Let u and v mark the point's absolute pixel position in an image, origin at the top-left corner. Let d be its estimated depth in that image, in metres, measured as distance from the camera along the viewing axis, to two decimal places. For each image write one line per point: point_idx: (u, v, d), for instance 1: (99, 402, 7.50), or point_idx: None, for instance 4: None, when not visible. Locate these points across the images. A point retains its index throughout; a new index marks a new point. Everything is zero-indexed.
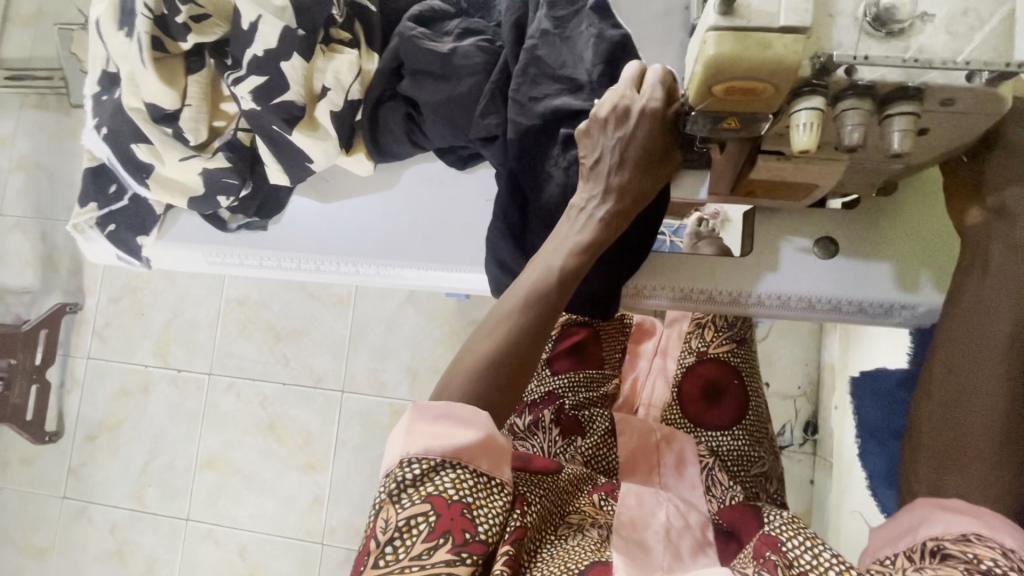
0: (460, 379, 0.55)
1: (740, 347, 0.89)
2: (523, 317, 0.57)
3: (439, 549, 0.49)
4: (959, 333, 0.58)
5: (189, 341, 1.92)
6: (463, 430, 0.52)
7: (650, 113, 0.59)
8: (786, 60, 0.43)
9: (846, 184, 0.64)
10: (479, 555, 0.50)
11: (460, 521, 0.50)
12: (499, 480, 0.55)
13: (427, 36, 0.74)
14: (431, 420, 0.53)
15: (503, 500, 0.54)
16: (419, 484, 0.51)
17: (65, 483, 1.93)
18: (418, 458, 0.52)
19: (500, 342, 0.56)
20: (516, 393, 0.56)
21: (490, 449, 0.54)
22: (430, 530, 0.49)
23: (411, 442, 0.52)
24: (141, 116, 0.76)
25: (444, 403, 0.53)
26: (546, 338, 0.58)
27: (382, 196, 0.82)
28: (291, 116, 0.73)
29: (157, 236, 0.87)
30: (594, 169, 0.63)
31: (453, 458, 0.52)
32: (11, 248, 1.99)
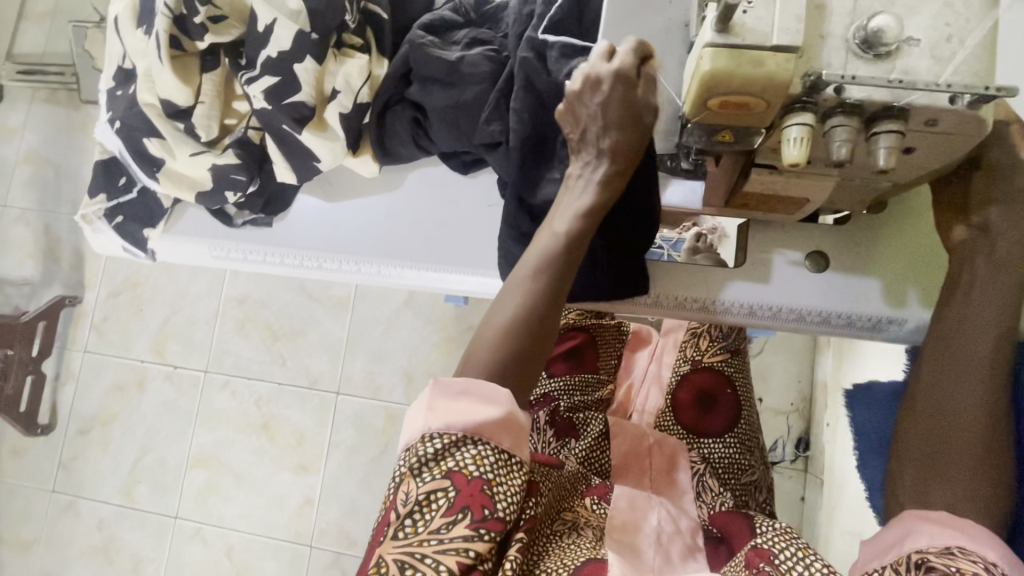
0: (490, 343, 0.57)
1: (734, 358, 0.91)
2: (538, 280, 0.59)
3: (458, 523, 0.52)
4: (945, 345, 0.59)
5: (187, 338, 1.92)
6: (486, 407, 0.54)
7: (622, 74, 0.58)
8: (778, 77, 0.45)
9: (837, 201, 0.67)
10: (497, 529, 0.53)
11: (479, 497, 0.53)
12: (518, 458, 0.56)
13: (436, 45, 0.77)
14: (453, 396, 0.55)
15: (522, 477, 0.56)
16: (440, 460, 0.53)
17: (55, 477, 1.93)
18: (440, 433, 0.54)
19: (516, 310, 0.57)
20: (534, 363, 0.57)
21: (512, 424, 0.55)
22: (450, 506, 0.52)
23: (434, 418, 0.54)
24: (154, 111, 0.78)
25: (465, 380, 0.55)
26: (560, 305, 0.60)
27: (386, 197, 0.84)
28: (300, 116, 0.74)
29: (164, 229, 0.89)
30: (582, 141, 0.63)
31: (475, 434, 0.54)
32: (14, 239, 2.01)
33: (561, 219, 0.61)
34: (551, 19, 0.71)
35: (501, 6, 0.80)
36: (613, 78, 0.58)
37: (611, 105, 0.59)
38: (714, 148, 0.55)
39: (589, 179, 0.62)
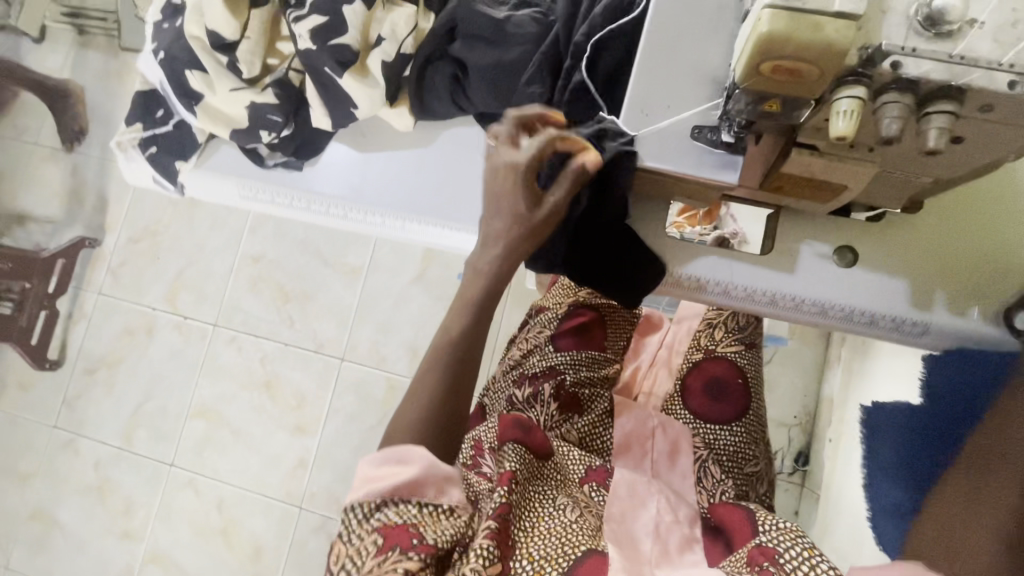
0: (410, 410, 0.60)
1: (748, 350, 0.90)
2: (446, 341, 0.64)
3: (388, 559, 0.53)
4: (1008, 427, 0.60)
5: (199, 291, 1.94)
6: (402, 467, 0.56)
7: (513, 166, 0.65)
8: (836, 45, 0.44)
9: (872, 196, 0.66)
10: (428, 557, 0.54)
11: (406, 534, 0.55)
12: (445, 505, 0.59)
13: (484, 3, 0.77)
14: (373, 464, 0.57)
15: (453, 521, 0.59)
16: (364, 521, 0.56)
17: (57, 413, 1.96)
18: (361, 501, 0.57)
19: (424, 383, 0.62)
20: (455, 403, 0.62)
21: (433, 478, 0.57)
22: (377, 548, 0.54)
23: (356, 487, 0.57)
24: (199, 45, 0.79)
25: (385, 449, 0.58)
26: (478, 342, 0.65)
27: (417, 152, 0.84)
28: (343, 60, 0.75)
29: (195, 163, 0.89)
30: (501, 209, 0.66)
31: (391, 495, 0.56)
32: (42, 177, 2.05)
33: (471, 290, 0.67)
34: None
35: None
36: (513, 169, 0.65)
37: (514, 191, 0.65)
38: (757, 119, 0.55)
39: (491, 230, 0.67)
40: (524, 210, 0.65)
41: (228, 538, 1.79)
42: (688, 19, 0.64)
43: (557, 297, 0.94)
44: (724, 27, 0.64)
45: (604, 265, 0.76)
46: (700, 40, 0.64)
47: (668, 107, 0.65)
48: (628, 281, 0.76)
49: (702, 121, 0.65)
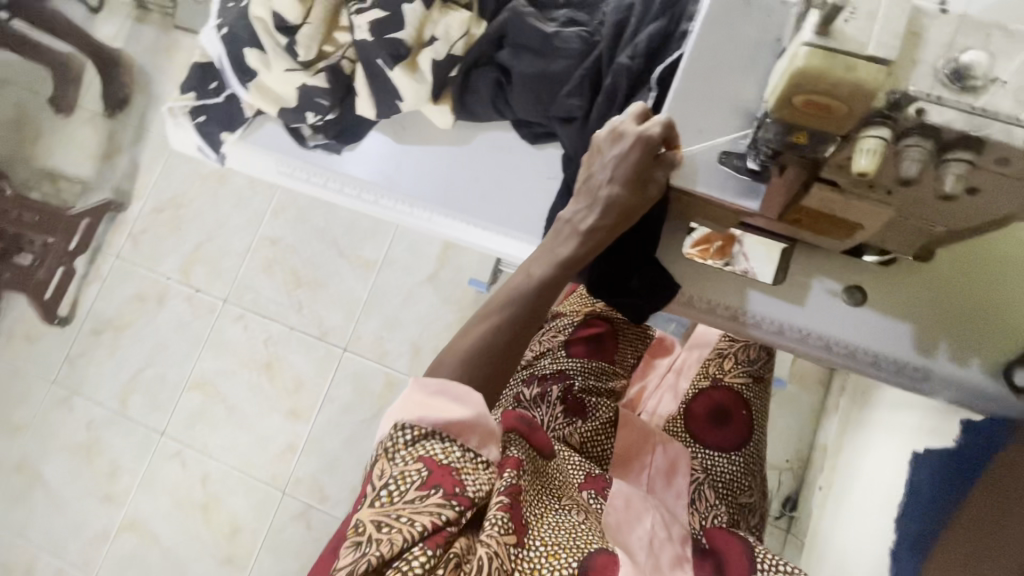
0: (456, 361, 0.64)
1: (756, 384, 0.92)
2: (501, 313, 0.67)
3: (429, 497, 0.55)
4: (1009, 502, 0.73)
5: (214, 266, 1.97)
6: (457, 405, 0.59)
7: (642, 138, 0.66)
8: (864, 85, 0.47)
9: (887, 240, 0.68)
10: (464, 506, 0.56)
11: (449, 478, 0.57)
12: (484, 457, 0.61)
13: (535, 16, 0.81)
14: (429, 392, 0.60)
15: (488, 475, 0.60)
16: (410, 446, 0.58)
17: (58, 369, 1.98)
18: (412, 424, 0.59)
19: (474, 342, 0.65)
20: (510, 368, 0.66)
21: (480, 428, 0.60)
22: (420, 482, 0.56)
23: (407, 410, 0.59)
24: (262, 26, 0.83)
25: (441, 380, 0.61)
26: (539, 316, 0.69)
27: (452, 150, 0.88)
28: (396, 54, 0.79)
29: (240, 136, 0.94)
30: (592, 181, 0.70)
31: (441, 430, 0.59)
32: (80, 139, 2.12)
33: (540, 266, 0.69)
34: (650, 30, 0.75)
35: None
36: (636, 140, 0.66)
37: (628, 159, 0.66)
38: (784, 150, 0.58)
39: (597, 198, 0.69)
40: (635, 183, 0.67)
41: (207, 515, 1.79)
42: (728, 52, 0.68)
43: (573, 306, 0.96)
44: (760, 66, 0.67)
45: (630, 277, 0.78)
46: (737, 73, 0.67)
47: (700, 131, 0.68)
48: (652, 289, 0.77)
49: (730, 148, 0.67)
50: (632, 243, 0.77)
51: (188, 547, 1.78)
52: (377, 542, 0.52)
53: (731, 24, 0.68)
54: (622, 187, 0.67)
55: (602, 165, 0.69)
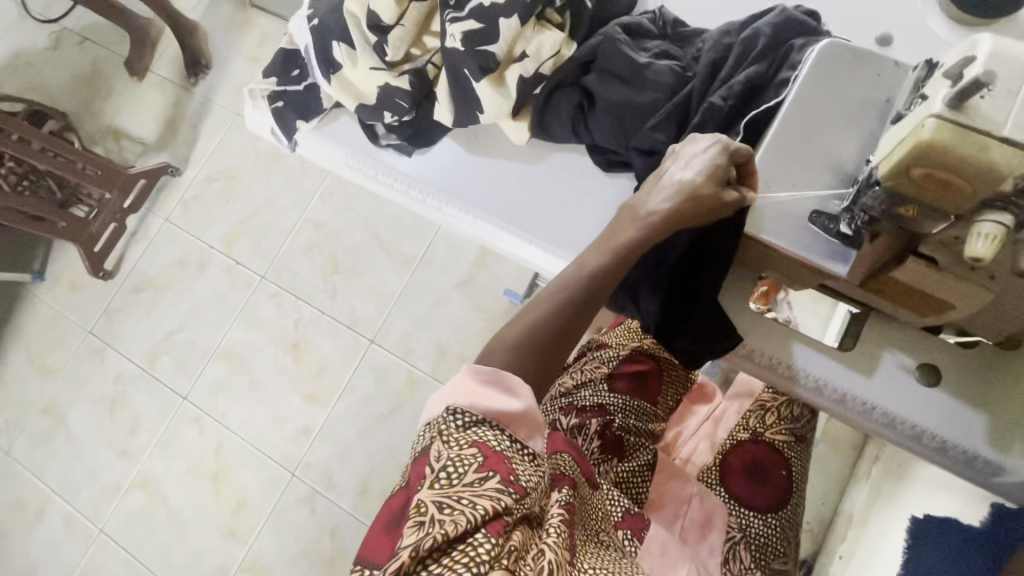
0: (506, 350, 0.60)
1: (797, 444, 0.86)
2: (561, 298, 0.62)
3: (488, 480, 0.52)
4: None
5: (258, 241, 2.00)
6: (507, 397, 0.57)
7: (724, 146, 0.63)
8: (998, 166, 0.45)
9: (977, 323, 0.64)
10: (520, 494, 0.53)
11: (503, 465, 0.54)
12: (530, 450, 0.58)
13: (627, 44, 0.79)
14: (481, 381, 0.57)
15: (535, 468, 0.57)
16: (462, 432, 0.55)
17: (95, 320, 2.03)
18: (463, 410, 0.56)
19: (526, 330, 0.61)
20: (559, 359, 0.62)
21: (529, 422, 0.58)
22: (478, 465, 0.53)
23: (459, 396, 0.57)
24: (354, 21, 0.84)
25: (493, 369, 0.58)
26: (598, 301, 0.64)
27: (524, 166, 0.87)
28: (485, 66, 0.79)
29: (315, 126, 0.94)
30: (665, 179, 0.65)
31: (492, 419, 0.56)
32: (146, 101, 2.18)
33: (591, 258, 0.65)
34: (749, 72, 0.72)
35: (698, 33, 0.81)
36: (717, 146, 0.63)
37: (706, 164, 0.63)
38: (884, 217, 0.55)
39: (671, 183, 0.64)
40: (716, 183, 0.63)
41: (216, 484, 1.81)
42: (830, 107, 0.65)
43: (619, 338, 0.93)
44: (864, 126, 0.64)
45: (691, 315, 0.75)
46: (837, 129, 0.65)
47: (791, 182, 0.65)
48: (714, 330, 0.73)
49: (820, 207, 0.64)
50: (701, 278, 0.73)
51: (194, 513, 1.80)
52: (441, 523, 0.49)
53: (836, 78, 0.66)
54: (701, 179, 0.63)
55: (682, 159, 0.65)
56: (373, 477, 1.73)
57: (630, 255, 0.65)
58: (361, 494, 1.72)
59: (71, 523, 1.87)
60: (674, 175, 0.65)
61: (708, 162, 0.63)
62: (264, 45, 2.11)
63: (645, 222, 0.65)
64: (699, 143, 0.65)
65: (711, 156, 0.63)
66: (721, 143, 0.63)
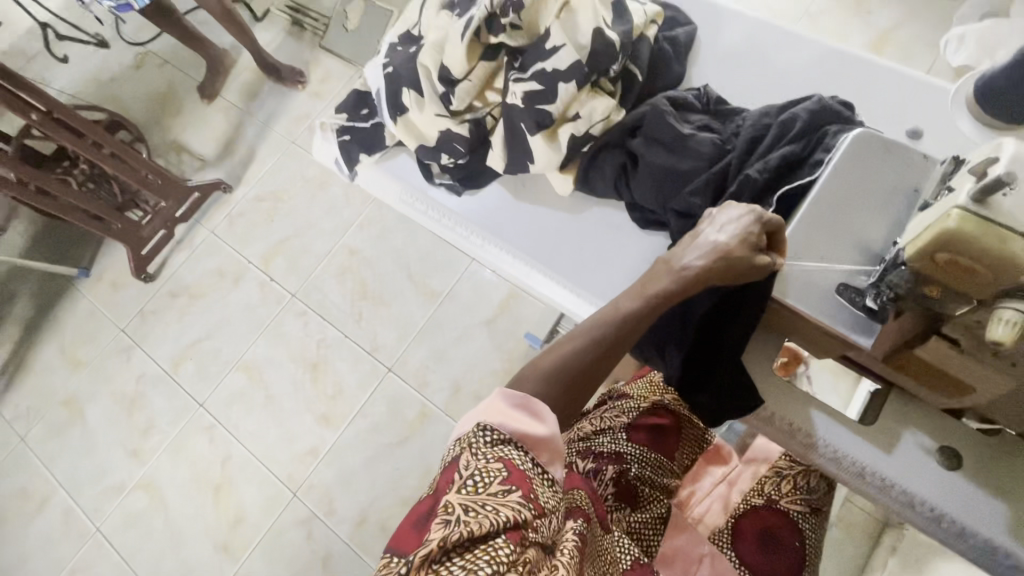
0: (538, 378, 0.62)
1: (812, 516, 0.85)
2: (592, 337, 0.65)
3: (511, 493, 0.54)
4: None
5: (294, 261, 2.09)
6: (536, 422, 0.59)
7: (756, 214, 0.68)
8: (1018, 259, 0.48)
9: (997, 411, 0.66)
10: (538, 513, 0.55)
11: (525, 482, 0.56)
12: (550, 476, 0.59)
13: (673, 116, 0.86)
14: (511, 404, 0.59)
15: (553, 494, 0.58)
16: (490, 447, 0.56)
17: (129, 320, 2.12)
18: (492, 428, 0.58)
19: (557, 361, 0.63)
20: (583, 397, 0.65)
21: (552, 448, 0.59)
22: (502, 479, 0.55)
23: (489, 414, 0.59)
24: (425, 72, 0.93)
25: (524, 395, 0.60)
26: (627, 343, 0.66)
27: (565, 216, 0.93)
28: (541, 122, 0.86)
29: (375, 160, 1.03)
30: (701, 239, 0.70)
31: (518, 439, 0.57)
32: (211, 121, 2.34)
33: (628, 302, 0.68)
34: (785, 151, 0.77)
35: (738, 111, 0.88)
36: (751, 214, 0.68)
37: (741, 228, 0.67)
38: (910, 296, 0.59)
39: (705, 244, 0.69)
40: (748, 246, 0.66)
41: (217, 496, 1.82)
42: (861, 190, 0.70)
43: (640, 391, 0.95)
44: (892, 211, 0.68)
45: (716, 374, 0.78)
46: (867, 210, 0.69)
47: (820, 255, 0.68)
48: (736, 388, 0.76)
49: (847, 280, 0.67)
50: (726, 337, 0.76)
51: (191, 523, 1.80)
52: (466, 522, 0.51)
53: (868, 165, 0.71)
54: (734, 242, 0.67)
55: (717, 223, 0.70)
56: (373, 508, 1.72)
57: (660, 305, 0.68)
58: (359, 524, 1.71)
59: (69, 517, 1.88)
60: (709, 236, 0.69)
61: (741, 228, 0.67)
62: (327, 83, 2.28)
63: (680, 274, 0.68)
64: (734, 210, 0.69)
65: (745, 222, 0.68)
66: (754, 212, 0.68)
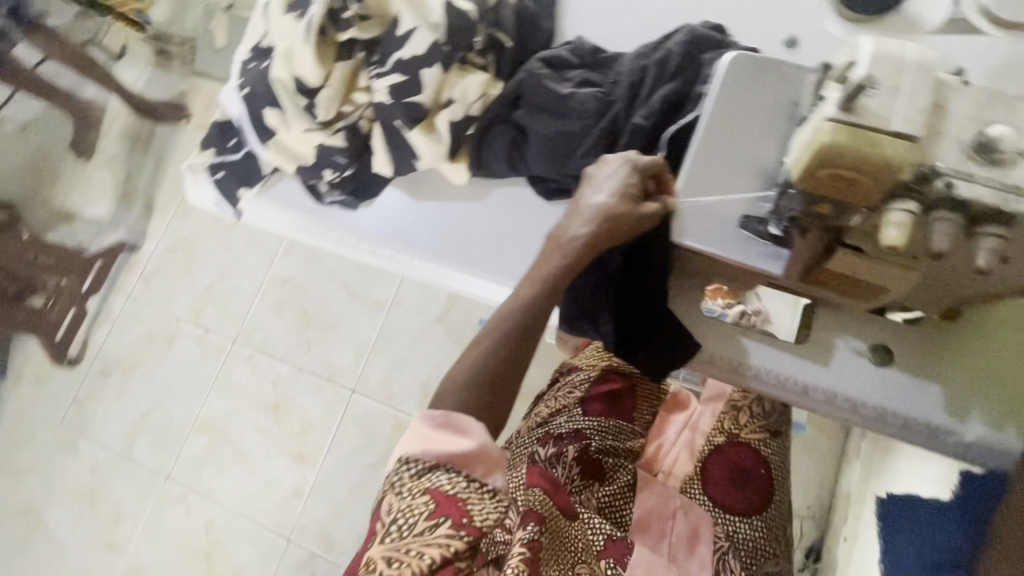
0: (457, 391, 0.60)
1: (773, 439, 0.87)
2: (501, 333, 0.62)
3: (438, 527, 0.53)
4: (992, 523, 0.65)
5: (225, 306, 1.97)
6: (460, 438, 0.56)
7: (632, 164, 0.66)
8: (892, 160, 0.47)
9: (914, 301, 0.67)
10: (475, 537, 0.53)
11: (456, 508, 0.54)
12: (490, 487, 0.56)
13: (550, 78, 0.82)
14: (432, 427, 0.57)
15: (496, 506, 0.55)
16: (416, 480, 0.55)
17: (66, 411, 1.96)
18: (416, 458, 0.56)
19: (472, 368, 0.61)
20: (507, 396, 0.61)
21: (484, 459, 0.56)
22: (428, 513, 0.53)
23: (410, 444, 0.57)
24: (281, 87, 0.85)
25: (444, 412, 0.57)
26: (540, 327, 0.64)
27: (468, 206, 0.88)
28: (414, 117, 0.81)
29: (257, 192, 0.94)
30: (586, 202, 0.66)
31: (445, 462, 0.55)
32: (97, 181, 2.13)
33: (528, 287, 0.64)
34: (666, 91, 0.75)
35: (616, 57, 0.84)
36: (627, 164, 0.66)
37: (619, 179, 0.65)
38: (806, 217, 0.58)
39: (590, 209, 0.65)
40: (630, 201, 0.64)
41: (210, 564, 1.74)
42: (746, 115, 0.68)
43: (589, 360, 0.94)
44: (779, 129, 0.67)
45: (648, 331, 0.76)
46: (755, 134, 0.67)
47: (716, 191, 0.67)
48: (669, 339, 0.75)
49: (749, 212, 0.66)
50: (648, 291, 0.75)
51: None
52: None
53: (747, 88, 0.69)
54: (615, 201, 0.64)
55: (597, 182, 0.66)
56: None
57: (563, 280, 0.65)
58: None
59: None
60: (591, 199, 0.65)
61: (620, 182, 0.65)
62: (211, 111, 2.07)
63: (567, 249, 0.65)
64: (609, 164, 0.67)
65: (624, 175, 0.65)
66: (627, 161, 0.65)
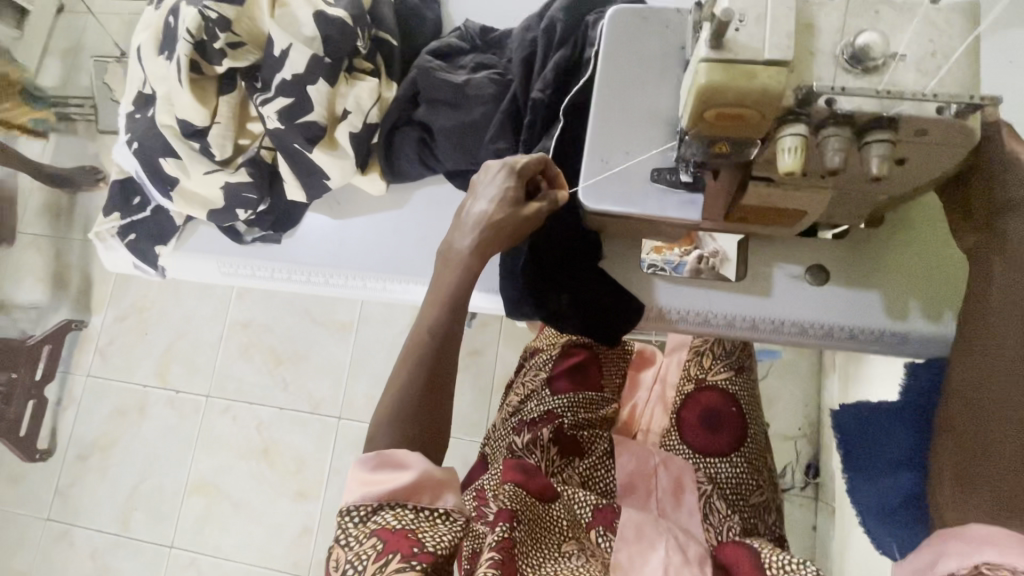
0: (388, 424, 0.59)
1: (739, 376, 0.88)
2: (417, 352, 0.62)
3: (389, 564, 0.51)
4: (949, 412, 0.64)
5: (190, 362, 1.89)
6: (398, 473, 0.56)
7: (508, 167, 0.66)
8: (769, 90, 0.47)
9: (835, 215, 0.68)
10: (430, 563, 0.51)
11: (406, 540, 0.53)
12: (441, 511, 0.57)
13: (443, 69, 0.81)
14: (369, 470, 0.56)
15: (450, 528, 0.56)
16: (362, 524, 0.55)
17: (50, 505, 1.85)
18: (358, 505, 0.56)
19: (398, 394, 0.60)
20: (438, 410, 0.61)
21: (428, 485, 0.56)
22: (377, 553, 0.52)
23: (350, 493, 0.57)
24: (171, 132, 0.81)
25: (378, 451, 0.57)
26: (458, 335, 0.64)
27: (394, 214, 0.86)
28: (312, 136, 0.78)
29: (175, 246, 0.91)
30: (467, 215, 0.66)
31: (387, 500, 0.55)
32: (26, 265, 1.99)
33: (436, 300, 0.65)
34: (557, 59, 0.74)
35: (505, 35, 0.84)
36: (506, 169, 0.66)
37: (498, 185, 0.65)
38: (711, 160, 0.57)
39: (473, 219, 0.65)
40: (510, 205, 0.65)
41: None
42: (638, 67, 0.67)
43: (550, 339, 0.94)
44: (670, 75, 0.67)
45: (586, 302, 0.75)
46: (650, 85, 0.67)
47: (622, 150, 0.66)
48: (598, 309, 0.76)
49: (660, 163, 0.66)
50: (575, 261, 0.76)
51: None
52: None
53: (631, 40, 0.68)
54: (495, 207, 0.64)
55: (478, 191, 0.67)
56: None
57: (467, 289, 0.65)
58: None
59: None
60: (476, 209, 0.66)
61: (499, 188, 0.65)
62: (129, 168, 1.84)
63: (462, 259, 0.65)
64: (488, 171, 0.67)
65: (502, 180, 0.65)
66: (506, 166, 0.65)
